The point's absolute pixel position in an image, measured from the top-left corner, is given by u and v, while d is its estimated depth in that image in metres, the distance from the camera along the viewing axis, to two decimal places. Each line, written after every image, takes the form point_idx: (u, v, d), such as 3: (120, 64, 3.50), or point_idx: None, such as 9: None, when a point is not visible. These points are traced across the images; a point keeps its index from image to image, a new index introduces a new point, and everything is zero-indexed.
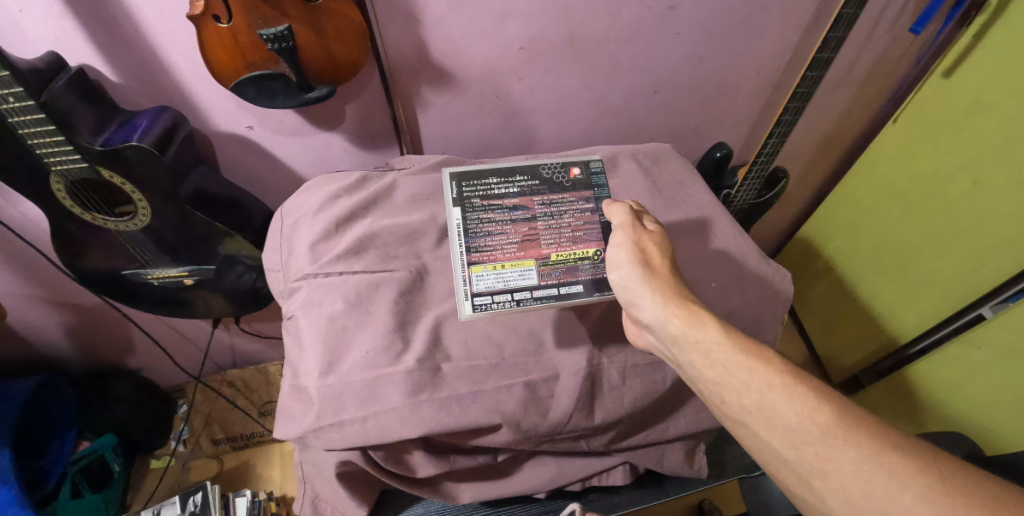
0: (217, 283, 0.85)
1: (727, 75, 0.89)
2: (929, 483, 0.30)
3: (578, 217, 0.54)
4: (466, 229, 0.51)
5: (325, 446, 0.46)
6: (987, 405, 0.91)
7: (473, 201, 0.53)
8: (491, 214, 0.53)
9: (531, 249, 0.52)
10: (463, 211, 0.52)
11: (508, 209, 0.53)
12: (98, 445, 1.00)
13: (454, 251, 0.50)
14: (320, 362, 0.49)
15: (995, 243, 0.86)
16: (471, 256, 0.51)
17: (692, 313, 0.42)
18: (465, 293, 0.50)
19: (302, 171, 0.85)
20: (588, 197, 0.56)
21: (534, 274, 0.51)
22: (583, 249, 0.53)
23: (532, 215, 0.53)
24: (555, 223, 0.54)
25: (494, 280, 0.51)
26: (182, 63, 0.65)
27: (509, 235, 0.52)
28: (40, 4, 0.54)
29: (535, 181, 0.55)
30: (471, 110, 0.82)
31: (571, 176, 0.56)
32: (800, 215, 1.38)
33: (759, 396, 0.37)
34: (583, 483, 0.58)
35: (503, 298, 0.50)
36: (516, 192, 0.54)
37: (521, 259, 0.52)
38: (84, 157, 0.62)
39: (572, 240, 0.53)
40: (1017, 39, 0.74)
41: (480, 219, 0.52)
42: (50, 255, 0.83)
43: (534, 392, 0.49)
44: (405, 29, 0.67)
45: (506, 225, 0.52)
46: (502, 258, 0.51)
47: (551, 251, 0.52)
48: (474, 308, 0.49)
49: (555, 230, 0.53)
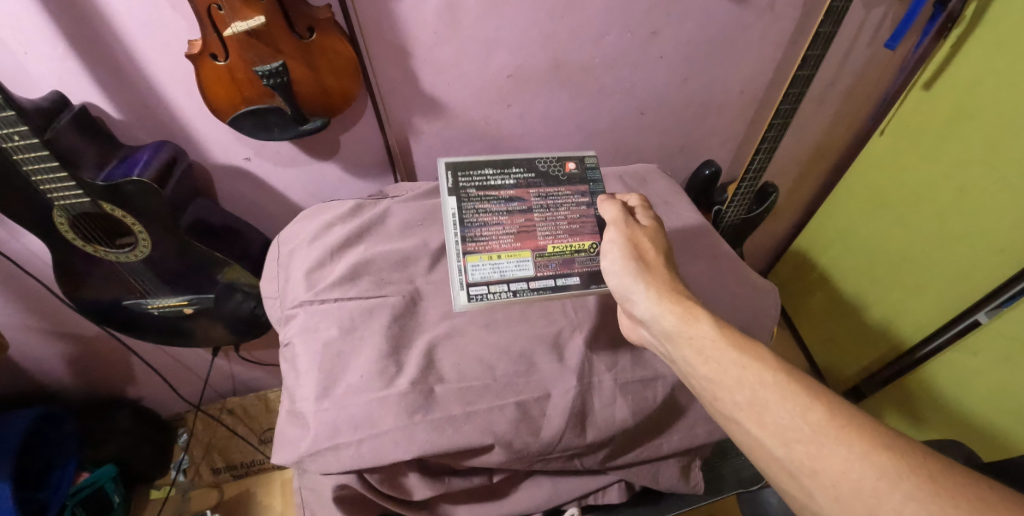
0: (216, 312, 0.86)
1: (712, 94, 0.92)
2: (918, 483, 0.30)
3: (574, 210, 0.56)
4: (462, 221, 0.53)
5: (321, 470, 0.46)
6: (988, 412, 0.89)
7: (469, 191, 0.55)
8: (487, 205, 0.54)
9: (528, 241, 0.54)
10: (459, 202, 0.54)
11: (505, 200, 0.55)
12: (99, 476, 1.02)
13: (449, 241, 0.52)
14: (318, 384, 0.50)
15: (987, 246, 0.87)
16: (467, 246, 0.52)
17: (686, 309, 0.43)
18: (461, 283, 0.51)
19: (299, 200, 0.87)
20: (584, 190, 0.58)
21: (530, 264, 0.53)
22: (579, 242, 0.55)
23: (529, 207, 0.55)
24: (551, 213, 0.56)
25: (490, 271, 0.52)
26: (182, 98, 0.67)
27: (505, 226, 0.54)
28: (45, 47, 0.58)
29: (531, 174, 0.57)
30: (463, 138, 0.85)
31: (566, 171, 0.58)
32: (793, 228, 1.39)
33: (751, 393, 0.37)
34: (579, 502, 0.58)
35: (500, 288, 0.52)
36: (513, 184, 0.56)
37: (517, 250, 0.53)
38: (85, 192, 0.64)
39: (569, 231, 0.55)
40: (993, 49, 0.77)
41: (476, 209, 0.54)
42: (52, 286, 0.84)
43: (525, 411, 0.50)
44: (396, 60, 0.70)
45: (502, 214, 0.54)
46: (498, 248, 0.53)
47: (547, 241, 0.54)
48: (469, 298, 0.50)
49: (552, 220, 0.55)
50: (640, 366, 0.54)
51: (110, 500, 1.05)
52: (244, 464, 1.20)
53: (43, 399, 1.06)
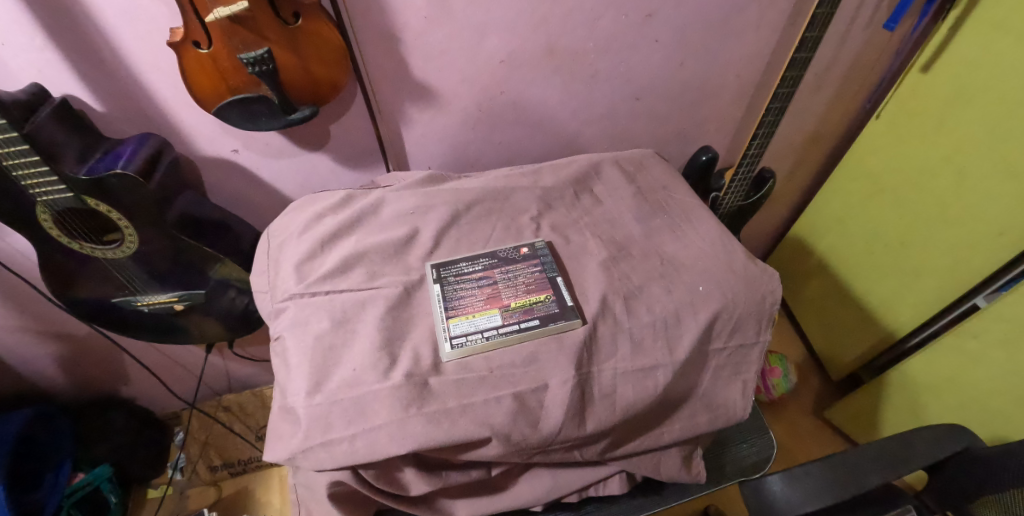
0: (207, 308, 0.85)
1: (709, 79, 0.90)
2: None
3: (529, 266, 0.59)
4: (444, 297, 0.55)
5: (315, 467, 0.44)
6: (986, 397, 0.88)
7: (445, 268, 0.58)
8: (459, 275, 0.58)
9: (495, 300, 0.55)
10: (441, 286, 0.56)
11: (473, 270, 0.58)
12: (93, 476, 1.01)
13: (433, 305, 0.54)
14: (309, 379, 0.48)
15: (986, 231, 0.86)
16: (447, 312, 0.54)
17: None
18: (444, 335, 0.52)
19: (289, 192, 0.85)
20: (537, 262, 0.59)
21: (497, 319, 0.53)
22: (537, 295, 0.56)
23: (492, 280, 0.57)
24: (512, 279, 0.57)
25: (469, 325, 0.53)
26: (165, 89, 0.65)
27: (475, 290, 0.56)
28: (21, 38, 0.55)
29: (494, 258, 0.60)
30: (455, 126, 0.83)
31: (520, 252, 0.60)
32: (790, 214, 1.39)
33: None
34: (580, 493, 0.57)
35: (477, 337, 0.52)
36: (480, 267, 0.59)
37: (487, 308, 0.55)
38: (68, 187, 0.62)
39: (526, 289, 0.56)
40: (990, 32, 0.75)
41: (451, 281, 0.57)
42: (40, 285, 0.83)
43: (523, 403, 0.48)
44: (384, 46, 0.68)
45: (472, 287, 0.56)
46: (471, 308, 0.54)
47: (510, 299, 0.55)
48: (453, 347, 0.50)
49: (513, 284, 0.57)
50: (641, 354, 0.52)
51: (107, 501, 1.05)
52: (241, 462, 1.19)
53: (36, 400, 1.05)
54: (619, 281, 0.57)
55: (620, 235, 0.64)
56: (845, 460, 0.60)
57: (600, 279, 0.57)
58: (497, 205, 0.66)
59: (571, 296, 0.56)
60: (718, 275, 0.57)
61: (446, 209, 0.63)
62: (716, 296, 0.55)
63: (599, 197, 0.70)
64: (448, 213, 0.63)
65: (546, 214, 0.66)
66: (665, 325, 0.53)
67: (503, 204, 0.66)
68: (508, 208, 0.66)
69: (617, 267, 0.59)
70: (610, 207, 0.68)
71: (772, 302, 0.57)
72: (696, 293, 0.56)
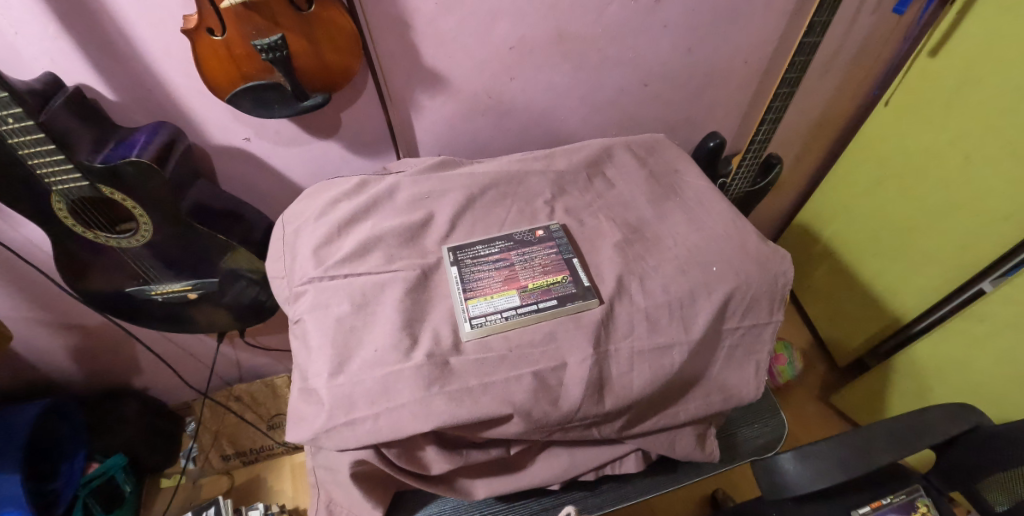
0: (220, 296, 0.85)
1: (717, 64, 0.90)
2: None
3: (546, 251, 0.59)
4: (462, 279, 0.56)
5: (338, 446, 0.45)
6: (992, 379, 0.89)
7: (463, 256, 0.58)
8: (479, 261, 0.58)
9: (513, 283, 0.56)
10: (458, 268, 0.57)
11: (492, 257, 0.58)
12: (109, 465, 1.02)
13: (452, 290, 0.55)
14: (331, 359, 0.48)
15: (992, 216, 0.86)
16: (464, 293, 0.54)
17: None
18: (465, 316, 0.52)
19: (300, 180, 0.86)
20: (552, 244, 0.60)
21: (515, 299, 0.54)
22: (554, 276, 0.56)
23: (509, 262, 0.58)
24: (528, 261, 0.58)
25: (488, 306, 0.53)
26: (177, 78, 0.66)
27: (493, 274, 0.57)
28: (35, 27, 0.56)
29: (510, 241, 0.60)
30: (465, 114, 0.83)
31: (536, 235, 0.61)
32: (796, 201, 1.39)
33: None
34: (597, 472, 0.58)
35: (497, 317, 0.52)
36: (496, 249, 0.59)
37: (505, 291, 0.55)
38: (84, 176, 0.62)
39: (543, 270, 0.57)
40: (1000, 15, 0.75)
41: (470, 266, 0.57)
42: (53, 275, 0.83)
43: (543, 381, 0.48)
44: (396, 33, 0.68)
45: (489, 269, 0.57)
46: (490, 291, 0.55)
47: (528, 280, 0.56)
48: (473, 327, 0.51)
49: (529, 265, 0.57)
50: (656, 333, 0.52)
51: (121, 490, 1.06)
52: (253, 451, 1.20)
53: (49, 391, 1.05)
54: (634, 262, 0.58)
55: (633, 217, 0.65)
56: (856, 438, 0.61)
57: (616, 259, 0.58)
58: (511, 188, 0.66)
59: (587, 277, 0.56)
60: (731, 255, 0.58)
61: (460, 193, 0.64)
62: (729, 276, 0.56)
63: (611, 181, 0.70)
64: (463, 198, 0.63)
65: (559, 197, 0.67)
66: (680, 305, 0.54)
67: (517, 188, 0.66)
68: (522, 192, 0.66)
69: (631, 248, 0.59)
70: (622, 190, 0.69)
71: (784, 283, 0.57)
72: (710, 273, 0.56)
